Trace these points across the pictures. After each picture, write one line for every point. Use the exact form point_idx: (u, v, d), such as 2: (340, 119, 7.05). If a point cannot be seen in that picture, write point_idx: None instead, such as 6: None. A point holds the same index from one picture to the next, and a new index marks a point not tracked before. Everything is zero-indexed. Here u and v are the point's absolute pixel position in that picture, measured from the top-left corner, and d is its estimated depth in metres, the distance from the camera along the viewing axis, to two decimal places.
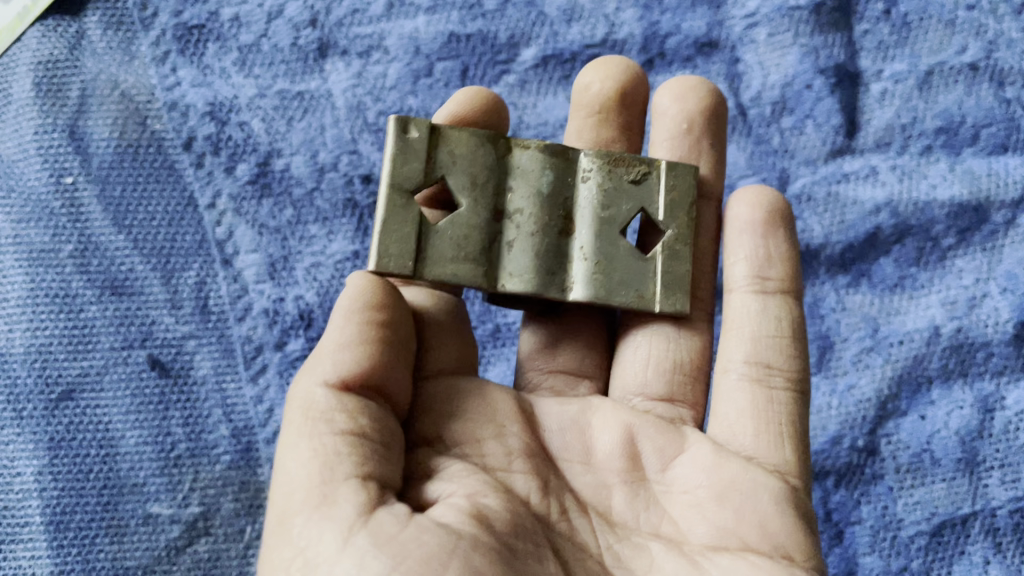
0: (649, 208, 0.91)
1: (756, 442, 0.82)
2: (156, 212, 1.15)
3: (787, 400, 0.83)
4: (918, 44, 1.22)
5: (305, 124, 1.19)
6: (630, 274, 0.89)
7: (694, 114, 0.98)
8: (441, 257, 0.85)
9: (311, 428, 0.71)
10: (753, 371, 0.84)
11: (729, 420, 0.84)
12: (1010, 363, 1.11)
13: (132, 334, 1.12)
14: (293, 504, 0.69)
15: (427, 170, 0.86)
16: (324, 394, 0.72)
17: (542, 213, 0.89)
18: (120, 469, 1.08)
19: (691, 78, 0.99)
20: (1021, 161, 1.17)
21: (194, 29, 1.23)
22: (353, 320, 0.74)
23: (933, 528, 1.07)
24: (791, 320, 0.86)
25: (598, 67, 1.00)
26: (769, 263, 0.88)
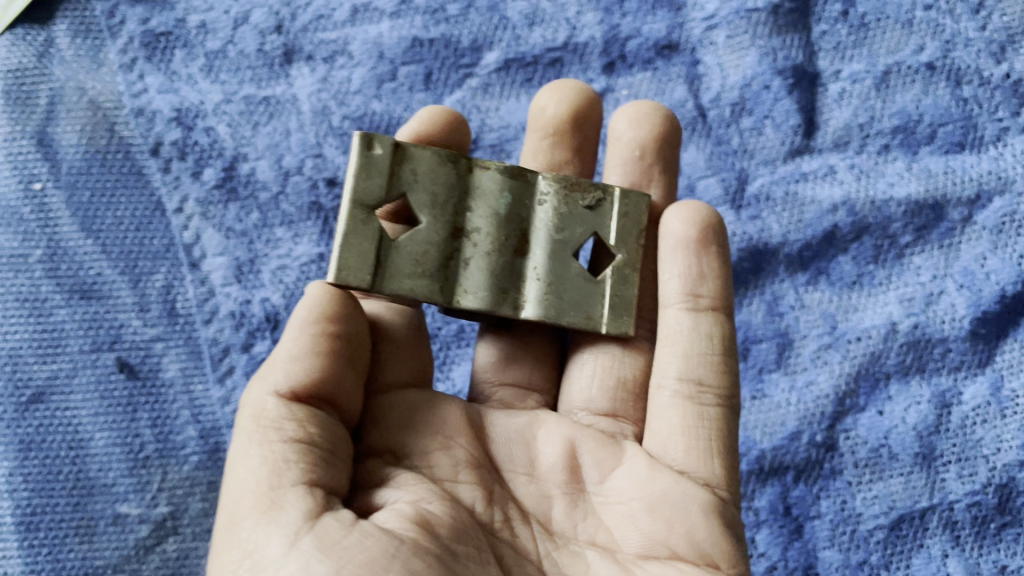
0: (601, 233, 0.93)
1: (687, 456, 0.84)
2: (124, 217, 1.17)
3: (717, 416, 0.85)
4: (875, 44, 1.24)
5: (271, 128, 1.22)
6: (581, 296, 0.91)
7: (646, 141, 0.99)
8: (399, 273, 0.85)
9: (260, 437, 0.72)
10: (685, 389, 0.86)
11: (661, 436, 0.86)
12: (967, 359, 1.13)
13: (101, 337, 1.14)
14: (240, 510, 0.70)
15: (390, 186, 0.85)
16: (275, 405, 0.74)
17: (499, 233, 0.90)
18: (90, 470, 1.10)
19: (645, 105, 1.01)
20: (977, 158, 1.18)
21: (161, 36, 1.25)
22: (310, 329, 0.75)
23: (891, 522, 1.09)
24: (723, 336, 0.88)
25: (555, 89, 1.01)
26: (702, 280, 0.89)
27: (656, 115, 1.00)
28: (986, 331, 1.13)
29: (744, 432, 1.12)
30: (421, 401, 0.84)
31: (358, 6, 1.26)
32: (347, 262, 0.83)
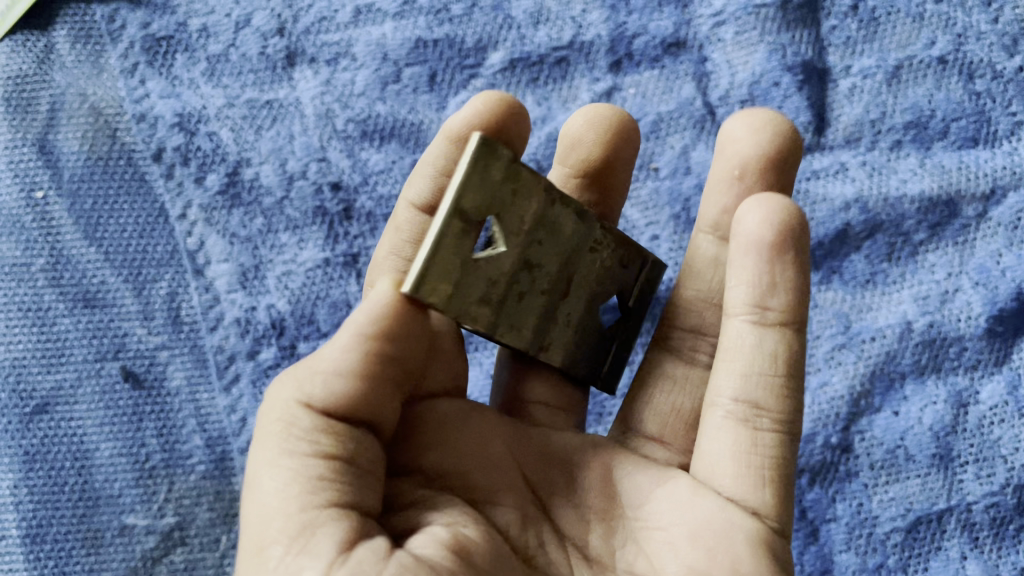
0: (625, 293, 0.92)
1: (734, 484, 0.79)
2: (127, 224, 1.16)
3: (773, 443, 0.80)
4: (886, 38, 1.22)
5: (274, 132, 1.20)
6: (591, 350, 0.91)
7: (750, 166, 0.92)
8: (468, 297, 0.79)
9: (288, 450, 0.71)
10: (740, 410, 0.81)
11: (711, 456, 0.81)
12: (983, 358, 1.11)
13: (106, 346, 1.13)
14: (267, 532, 0.68)
15: (489, 203, 0.79)
16: (307, 418, 0.72)
17: (558, 272, 0.85)
18: (96, 481, 1.08)
19: (764, 119, 0.93)
20: (991, 153, 1.17)
21: (162, 40, 1.24)
22: (352, 339, 0.73)
23: (908, 525, 1.07)
24: (788, 356, 0.82)
25: (586, 112, 0.99)
26: (773, 291, 0.83)
27: (776, 133, 0.92)
28: (1002, 329, 1.11)
29: None
30: (455, 414, 0.82)
31: (361, 7, 1.25)
32: (431, 270, 0.76)
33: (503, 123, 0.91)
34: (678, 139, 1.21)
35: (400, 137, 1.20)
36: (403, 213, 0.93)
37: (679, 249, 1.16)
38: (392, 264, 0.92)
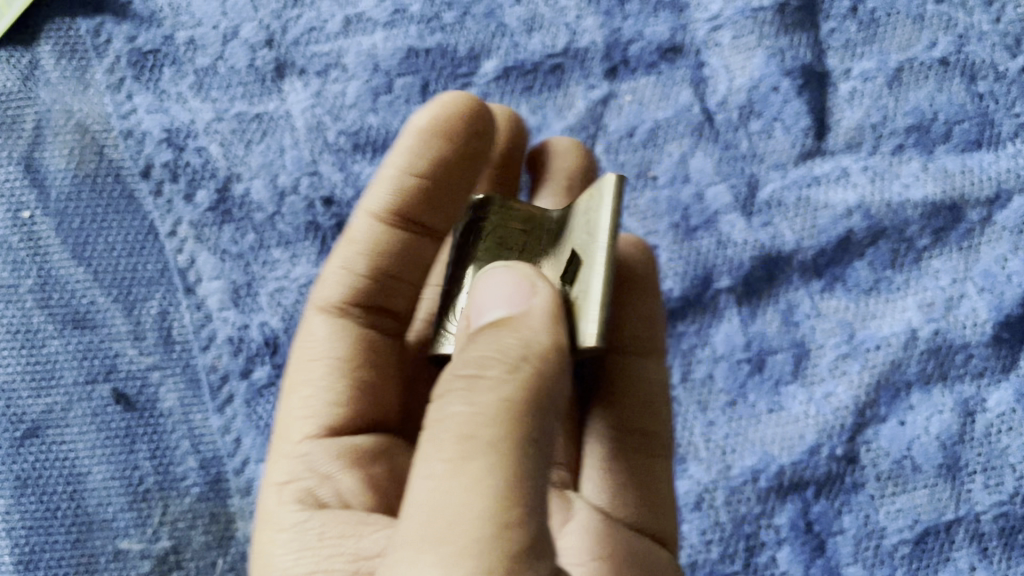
0: None
1: (639, 513, 0.89)
2: (116, 243, 1.14)
3: (664, 467, 0.92)
4: (886, 40, 1.20)
5: (264, 146, 1.18)
6: None
7: (571, 172, 1.12)
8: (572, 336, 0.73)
9: (461, 429, 0.59)
10: (632, 440, 0.92)
11: (613, 489, 0.90)
12: (990, 364, 1.08)
13: (96, 367, 1.11)
14: (443, 520, 0.57)
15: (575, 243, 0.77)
16: (485, 396, 0.60)
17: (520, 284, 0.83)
18: (88, 506, 1.06)
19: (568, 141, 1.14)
20: (995, 156, 1.14)
21: (148, 54, 1.22)
22: (534, 317, 0.65)
23: (916, 536, 1.04)
24: (662, 384, 0.95)
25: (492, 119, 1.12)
26: (653, 324, 0.97)
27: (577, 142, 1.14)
28: (1010, 336, 1.08)
29: (761, 447, 1.08)
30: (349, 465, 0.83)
31: (351, 17, 1.23)
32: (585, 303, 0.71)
33: (479, 121, 0.97)
34: (676, 147, 1.18)
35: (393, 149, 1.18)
36: (359, 228, 0.96)
37: (678, 259, 1.15)
38: (340, 277, 0.94)
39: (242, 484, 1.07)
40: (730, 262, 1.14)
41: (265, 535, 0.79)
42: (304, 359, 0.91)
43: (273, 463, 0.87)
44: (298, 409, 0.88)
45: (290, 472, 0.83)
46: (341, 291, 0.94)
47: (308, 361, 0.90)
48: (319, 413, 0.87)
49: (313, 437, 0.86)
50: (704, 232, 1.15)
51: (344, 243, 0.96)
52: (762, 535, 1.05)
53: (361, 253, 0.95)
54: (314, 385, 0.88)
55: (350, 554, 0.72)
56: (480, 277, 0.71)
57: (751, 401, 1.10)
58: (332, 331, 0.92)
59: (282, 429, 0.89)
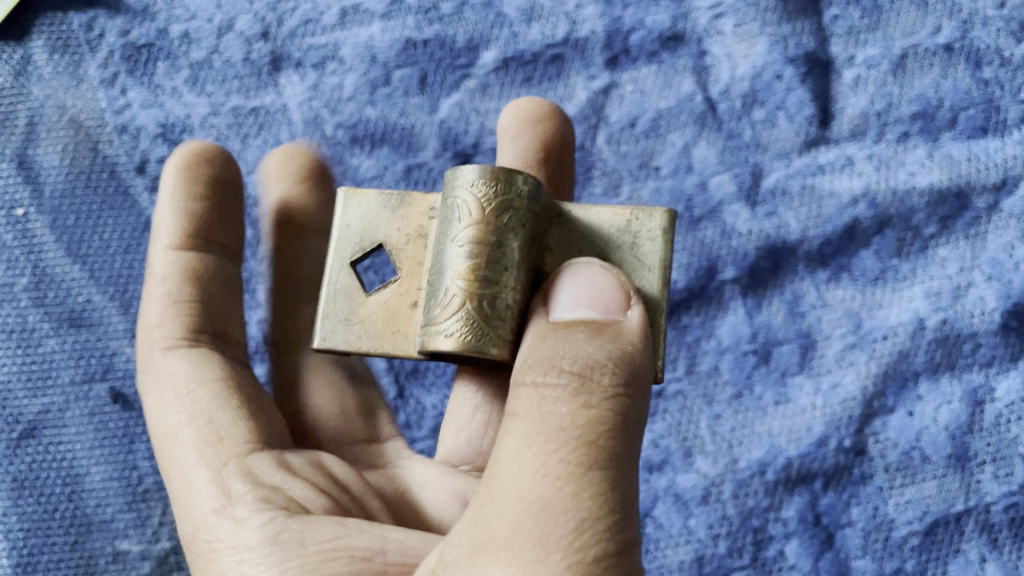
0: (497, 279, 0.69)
1: None
2: (112, 240, 1.12)
3: None
4: (890, 27, 1.18)
5: (261, 140, 1.17)
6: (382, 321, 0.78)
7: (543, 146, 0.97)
8: None
9: (564, 431, 0.55)
10: None
11: None
12: (999, 353, 1.06)
13: (93, 366, 1.09)
14: (548, 528, 0.53)
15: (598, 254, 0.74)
16: (588, 400, 0.56)
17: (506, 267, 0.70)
18: (87, 507, 1.04)
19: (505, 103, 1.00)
20: (1001, 143, 1.13)
21: (142, 48, 1.20)
22: (636, 328, 0.60)
23: (926, 528, 1.02)
24: None
25: None
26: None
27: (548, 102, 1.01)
28: (1018, 324, 1.07)
29: (769, 439, 1.07)
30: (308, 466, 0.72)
31: (348, 8, 1.21)
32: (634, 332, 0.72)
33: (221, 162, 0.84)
34: (678, 137, 1.17)
35: (392, 142, 1.16)
36: (157, 264, 0.78)
37: (682, 250, 1.13)
38: (182, 312, 0.76)
39: None
40: (735, 253, 1.13)
41: (216, 559, 0.63)
42: (175, 399, 0.72)
43: (186, 501, 0.67)
44: (177, 447, 0.69)
45: (220, 493, 0.66)
46: (170, 326, 0.75)
47: (182, 396, 0.72)
48: (233, 435, 0.70)
49: (250, 453, 0.69)
50: (708, 222, 1.14)
51: (167, 283, 0.77)
52: (770, 528, 1.03)
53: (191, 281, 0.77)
54: (203, 411, 0.71)
55: (348, 557, 0.60)
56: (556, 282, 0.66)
57: (757, 392, 1.08)
58: (194, 365, 0.74)
59: (167, 459, 0.69)
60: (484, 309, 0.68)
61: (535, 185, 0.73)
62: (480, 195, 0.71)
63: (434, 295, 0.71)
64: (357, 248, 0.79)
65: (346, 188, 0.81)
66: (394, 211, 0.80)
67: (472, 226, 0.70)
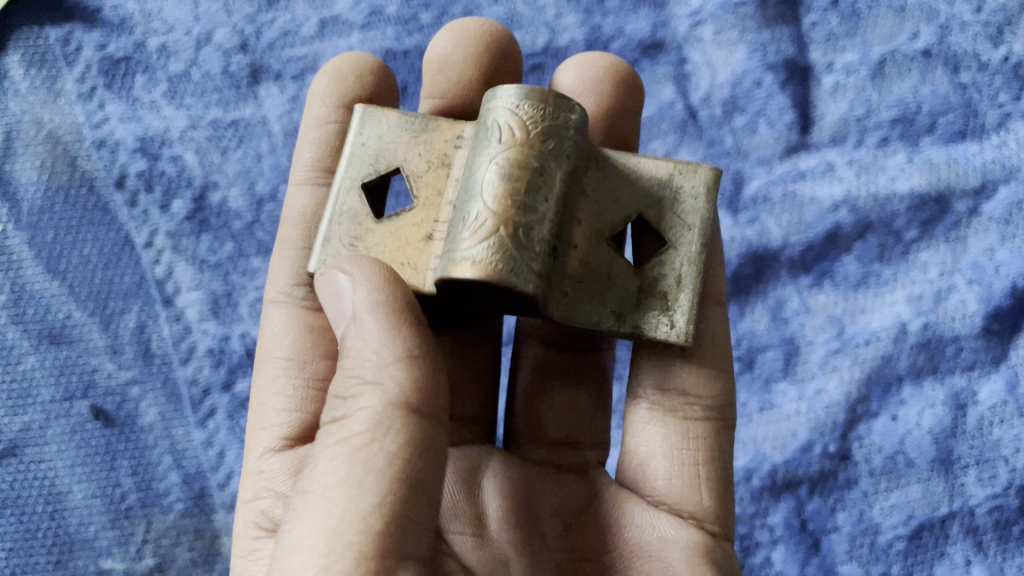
0: (538, 205, 0.70)
1: (668, 485, 0.78)
2: (91, 256, 1.11)
3: (706, 431, 0.79)
4: (868, 33, 1.19)
5: (240, 153, 1.16)
6: (396, 247, 0.74)
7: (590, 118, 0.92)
8: (615, 299, 0.74)
9: (354, 450, 0.56)
10: (665, 401, 0.80)
11: (639, 457, 0.80)
12: (981, 356, 1.07)
13: (74, 383, 1.08)
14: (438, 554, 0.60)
15: (630, 204, 0.76)
16: (368, 407, 0.57)
17: (548, 192, 0.70)
18: (70, 525, 1.03)
19: (589, 72, 0.94)
20: (980, 147, 1.13)
21: (120, 62, 1.19)
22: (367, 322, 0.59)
23: (911, 532, 1.02)
24: (717, 330, 0.81)
25: (454, 34, 0.92)
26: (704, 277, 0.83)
27: (615, 62, 0.95)
28: (999, 327, 1.07)
29: (754, 445, 1.07)
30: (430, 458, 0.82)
31: (326, 19, 1.21)
32: (667, 283, 0.74)
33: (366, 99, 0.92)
34: (659, 145, 1.18)
35: None
36: (292, 198, 0.91)
37: None
38: (292, 256, 0.87)
39: (227, 499, 1.04)
40: None
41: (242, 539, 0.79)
42: (268, 348, 0.85)
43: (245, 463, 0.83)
44: (258, 421, 0.83)
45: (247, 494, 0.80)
46: (288, 278, 0.86)
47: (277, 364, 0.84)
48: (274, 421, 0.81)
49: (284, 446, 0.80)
50: None
51: (287, 225, 0.89)
52: (756, 535, 1.03)
53: (296, 224, 0.89)
54: (265, 393, 0.83)
55: None
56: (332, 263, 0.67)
57: (742, 399, 1.08)
58: (286, 323, 0.85)
59: (253, 423, 0.83)
60: (518, 237, 0.68)
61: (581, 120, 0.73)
62: (524, 118, 0.70)
63: (461, 220, 0.69)
64: (371, 168, 0.78)
65: (361, 104, 0.79)
66: (416, 135, 0.78)
67: (508, 147, 0.70)
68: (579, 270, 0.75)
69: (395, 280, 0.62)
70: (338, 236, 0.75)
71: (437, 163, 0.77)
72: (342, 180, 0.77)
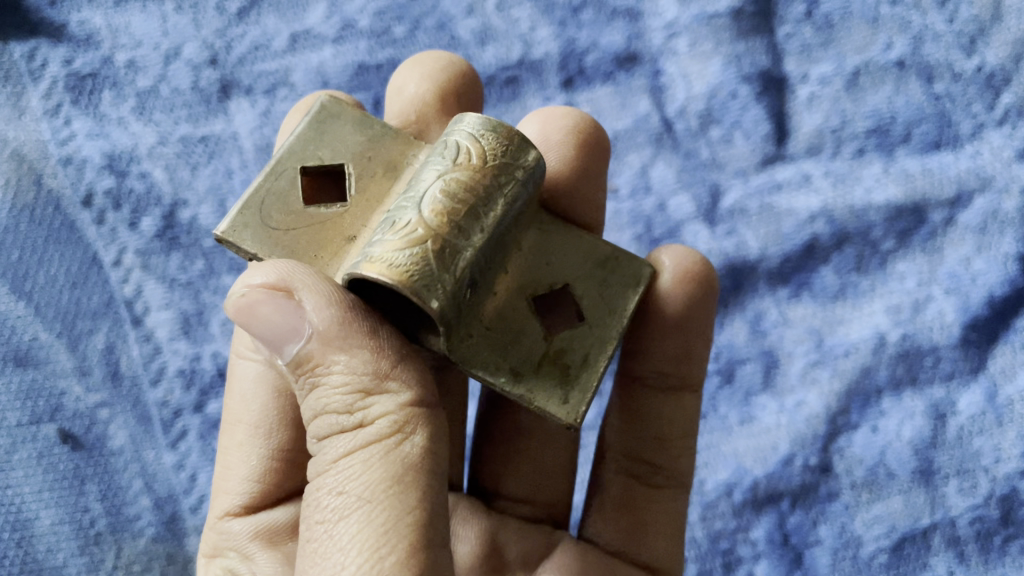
0: (460, 242, 0.66)
1: (627, 538, 0.86)
2: (58, 275, 1.07)
3: (664, 496, 0.87)
4: (842, 44, 1.20)
5: (211, 169, 1.15)
6: (307, 234, 0.71)
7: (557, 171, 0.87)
8: (522, 362, 0.69)
9: (393, 452, 0.58)
10: (634, 468, 0.88)
11: (604, 509, 0.88)
12: (959, 366, 1.06)
13: (41, 407, 1.04)
14: None
15: (556, 274, 0.74)
16: (385, 413, 0.59)
17: (478, 222, 0.67)
18: (37, 553, 0.98)
19: (566, 114, 0.90)
20: (955, 157, 1.13)
21: (87, 78, 1.17)
22: (335, 328, 0.60)
23: (893, 544, 1.01)
24: (688, 419, 0.88)
25: (416, 67, 0.93)
26: (686, 361, 0.85)
27: (583, 136, 0.89)
28: (977, 337, 1.07)
29: (734, 459, 1.06)
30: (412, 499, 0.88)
31: (298, 34, 1.20)
32: (592, 351, 0.71)
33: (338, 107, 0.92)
34: (636, 157, 1.17)
35: None
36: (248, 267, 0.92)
37: None
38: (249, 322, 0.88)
39: (199, 523, 1.02)
40: None
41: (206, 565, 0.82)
42: (240, 403, 0.84)
43: (217, 484, 0.83)
44: (222, 479, 0.83)
45: (215, 545, 0.81)
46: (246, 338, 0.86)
47: (251, 429, 0.83)
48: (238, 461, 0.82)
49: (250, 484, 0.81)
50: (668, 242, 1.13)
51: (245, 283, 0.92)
52: (738, 550, 1.02)
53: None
54: (232, 451, 0.83)
55: None
56: (239, 280, 0.63)
57: (722, 412, 1.07)
58: (256, 379, 0.84)
59: (219, 483, 0.84)
60: (442, 255, 0.65)
61: (534, 170, 0.71)
62: (484, 142, 0.70)
63: (392, 223, 0.67)
64: (314, 156, 0.75)
65: (328, 99, 0.77)
66: (375, 138, 0.76)
67: (462, 169, 0.68)
68: (493, 320, 0.71)
69: (344, 292, 0.62)
70: (262, 207, 0.72)
71: (382, 171, 0.75)
72: (282, 158, 0.74)
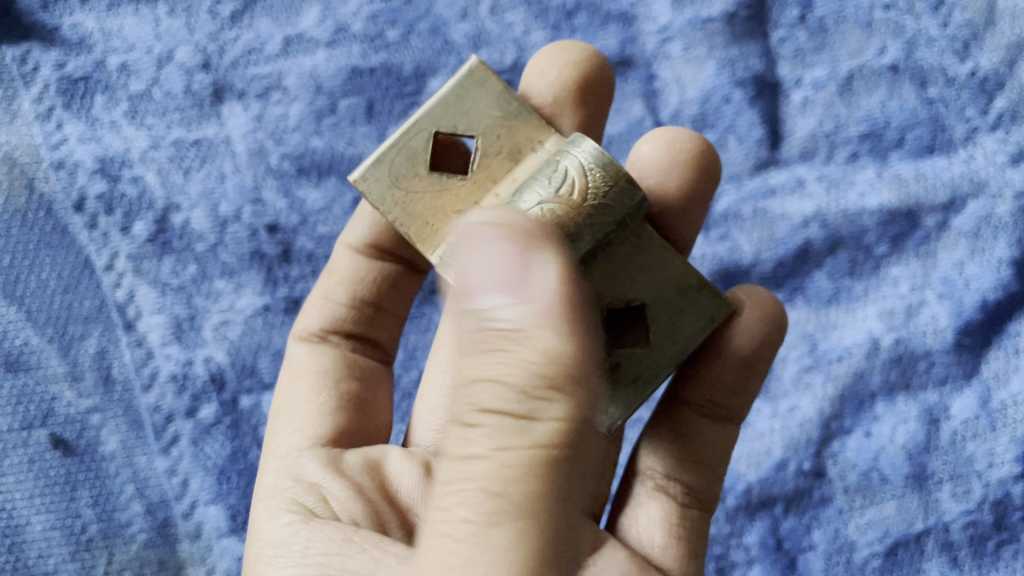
0: None
1: (664, 551, 0.87)
2: (49, 280, 1.08)
3: (694, 517, 0.89)
4: (837, 48, 1.19)
5: (203, 174, 1.14)
6: (424, 203, 0.77)
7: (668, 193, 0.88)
8: None
9: (547, 460, 0.56)
10: (669, 487, 0.89)
11: (640, 522, 0.88)
12: (952, 371, 1.06)
13: (32, 412, 1.04)
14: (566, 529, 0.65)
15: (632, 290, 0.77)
16: (557, 419, 0.56)
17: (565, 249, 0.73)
18: (28, 558, 1.00)
19: (695, 138, 0.90)
20: (948, 161, 1.13)
21: (79, 81, 1.17)
22: (556, 307, 0.57)
23: (886, 549, 1.02)
24: (728, 447, 0.90)
25: (560, 51, 0.92)
26: (738, 395, 0.88)
27: (704, 163, 0.89)
28: (971, 342, 1.07)
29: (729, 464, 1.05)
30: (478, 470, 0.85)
31: (290, 36, 1.20)
32: (642, 373, 0.76)
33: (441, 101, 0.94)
34: None
35: (339, 173, 1.15)
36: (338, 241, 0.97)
37: None
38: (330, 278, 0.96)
39: (192, 529, 1.03)
40: None
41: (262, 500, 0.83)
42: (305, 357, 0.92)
43: (276, 431, 0.88)
44: (288, 423, 0.87)
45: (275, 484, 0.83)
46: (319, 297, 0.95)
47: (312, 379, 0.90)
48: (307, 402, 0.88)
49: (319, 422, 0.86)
50: None
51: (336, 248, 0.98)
52: (732, 554, 1.03)
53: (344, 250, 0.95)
54: (299, 399, 0.89)
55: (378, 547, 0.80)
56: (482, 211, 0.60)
57: None
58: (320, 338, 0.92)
59: (281, 421, 0.89)
60: None
61: (631, 201, 0.75)
62: (590, 177, 0.74)
63: None
64: (450, 123, 0.79)
65: (476, 66, 0.80)
66: (507, 118, 0.80)
67: (561, 202, 0.73)
68: None
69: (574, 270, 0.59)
70: (392, 163, 0.78)
71: (505, 153, 0.79)
72: (421, 117, 0.79)
